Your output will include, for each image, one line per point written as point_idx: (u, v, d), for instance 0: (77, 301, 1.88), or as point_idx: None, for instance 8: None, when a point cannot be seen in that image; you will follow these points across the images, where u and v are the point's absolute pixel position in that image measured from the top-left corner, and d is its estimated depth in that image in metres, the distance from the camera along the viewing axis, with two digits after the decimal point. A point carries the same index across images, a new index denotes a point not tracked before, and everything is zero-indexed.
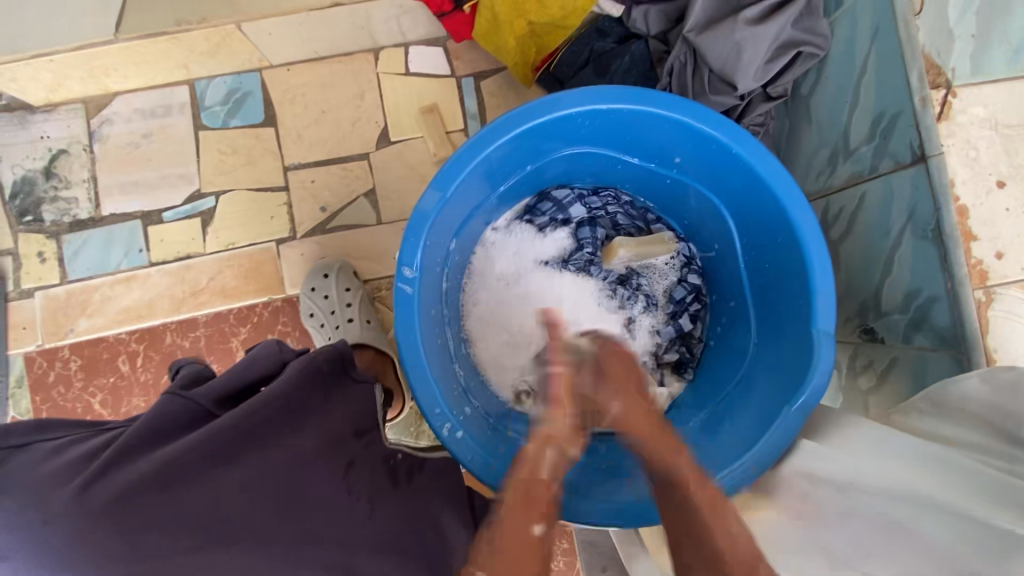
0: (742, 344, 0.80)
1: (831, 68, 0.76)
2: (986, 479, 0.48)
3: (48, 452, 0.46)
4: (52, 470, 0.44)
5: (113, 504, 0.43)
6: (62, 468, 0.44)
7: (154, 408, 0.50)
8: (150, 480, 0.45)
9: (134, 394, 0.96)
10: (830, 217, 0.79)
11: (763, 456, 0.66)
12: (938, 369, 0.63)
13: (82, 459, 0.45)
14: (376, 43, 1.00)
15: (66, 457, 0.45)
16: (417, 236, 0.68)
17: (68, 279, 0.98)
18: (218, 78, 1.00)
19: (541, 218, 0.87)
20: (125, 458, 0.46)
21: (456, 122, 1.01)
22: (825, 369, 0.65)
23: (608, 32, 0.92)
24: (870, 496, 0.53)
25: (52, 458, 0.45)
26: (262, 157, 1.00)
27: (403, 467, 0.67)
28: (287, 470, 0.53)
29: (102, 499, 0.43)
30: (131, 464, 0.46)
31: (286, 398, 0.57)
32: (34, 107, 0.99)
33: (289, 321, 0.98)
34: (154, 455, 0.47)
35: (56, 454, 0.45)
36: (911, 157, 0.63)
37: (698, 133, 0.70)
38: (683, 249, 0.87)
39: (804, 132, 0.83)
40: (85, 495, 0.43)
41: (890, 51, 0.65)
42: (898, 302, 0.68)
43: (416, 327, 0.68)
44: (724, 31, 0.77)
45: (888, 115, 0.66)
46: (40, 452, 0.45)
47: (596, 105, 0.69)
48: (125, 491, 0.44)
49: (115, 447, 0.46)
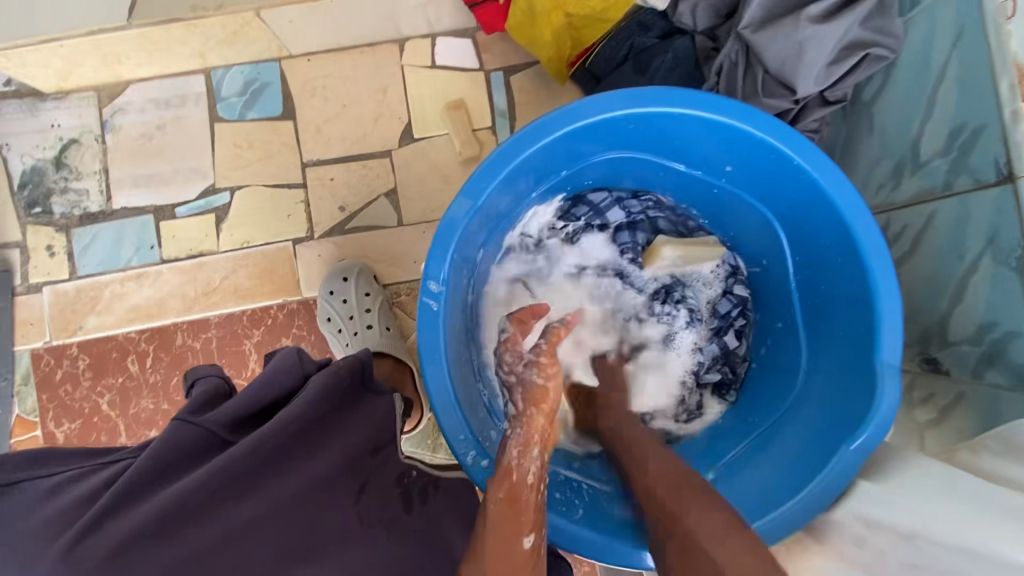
0: (791, 368, 0.74)
1: (900, 72, 0.69)
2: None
3: (41, 494, 0.40)
4: (45, 519, 0.39)
5: (112, 559, 0.39)
6: (57, 512, 0.39)
7: (155, 440, 0.45)
8: (150, 528, 0.41)
9: (143, 396, 0.92)
10: (890, 235, 0.72)
11: (822, 494, 0.61)
12: (1013, 410, 0.57)
13: (77, 502, 0.40)
14: (401, 33, 0.94)
15: (62, 499, 0.40)
16: (446, 247, 0.63)
17: (77, 275, 0.94)
18: (235, 67, 0.95)
19: (575, 223, 0.81)
20: (124, 502, 0.41)
21: (483, 119, 0.95)
22: (892, 403, 0.59)
23: (650, 26, 0.85)
24: (936, 548, 0.48)
25: (46, 500, 0.40)
26: (279, 152, 0.95)
27: (417, 487, 0.61)
28: (296, 503, 0.49)
29: (97, 556, 0.38)
30: (129, 509, 0.41)
31: (297, 420, 0.53)
32: (45, 94, 0.95)
33: (303, 325, 0.93)
34: (154, 498, 0.42)
35: (51, 496, 0.40)
36: (996, 175, 0.57)
37: (752, 141, 0.64)
38: (729, 258, 0.81)
39: (863, 142, 0.76)
40: (78, 551, 0.38)
41: (975, 57, 0.59)
42: (969, 333, 0.62)
43: (441, 345, 0.64)
44: (786, 28, 0.70)
45: (969, 128, 0.60)
46: (34, 494, 0.40)
47: (642, 108, 0.63)
48: (125, 543, 0.39)
49: (113, 489, 0.41)
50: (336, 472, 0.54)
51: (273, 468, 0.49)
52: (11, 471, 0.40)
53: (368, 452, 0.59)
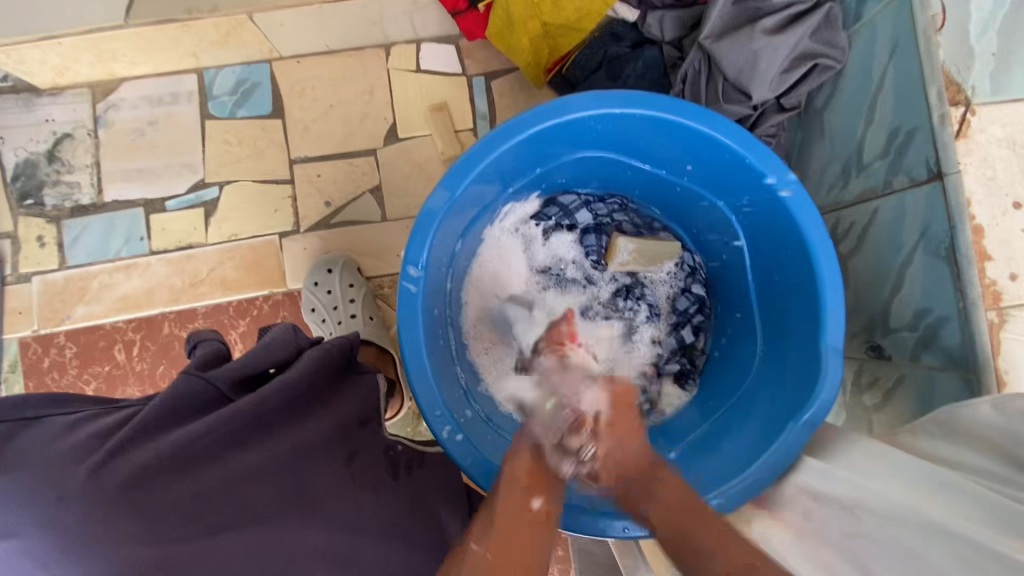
0: (748, 356, 0.79)
1: (847, 81, 0.76)
2: (992, 505, 0.45)
3: (63, 427, 0.44)
4: (68, 448, 0.43)
5: (129, 486, 0.43)
6: (79, 443, 0.43)
7: (169, 387, 0.49)
8: (165, 463, 0.45)
9: (129, 383, 0.94)
10: (840, 231, 0.78)
11: (769, 470, 0.65)
12: (945, 389, 0.62)
13: (96, 437, 0.44)
14: (387, 39, 0.99)
15: (83, 433, 0.44)
16: (424, 235, 0.67)
17: (67, 265, 0.97)
18: (227, 68, 0.99)
19: (546, 223, 0.86)
20: (142, 438, 0.45)
21: (465, 121, 1.00)
22: (833, 386, 0.64)
23: (622, 37, 0.91)
24: (872, 514, 0.52)
25: (68, 434, 0.44)
26: (268, 149, 0.99)
27: (404, 459, 0.65)
28: (295, 456, 0.53)
29: (118, 479, 0.42)
30: (146, 444, 0.45)
31: (298, 384, 0.57)
32: (40, 90, 0.98)
33: (289, 316, 0.96)
34: (168, 436, 0.46)
35: (71, 430, 0.44)
36: (927, 173, 0.62)
37: (709, 142, 0.69)
38: (688, 259, 0.87)
39: (817, 146, 0.82)
40: (101, 474, 0.42)
41: (909, 66, 0.64)
42: (907, 320, 0.67)
43: (420, 328, 0.67)
44: (742, 39, 0.77)
45: (904, 131, 0.65)
46: (56, 426, 0.44)
47: (608, 109, 0.68)
48: (143, 472, 0.43)
49: (132, 426, 0.45)
50: (330, 436, 0.57)
51: (274, 425, 0.53)
52: (34, 409, 0.45)
53: (357, 423, 0.62)
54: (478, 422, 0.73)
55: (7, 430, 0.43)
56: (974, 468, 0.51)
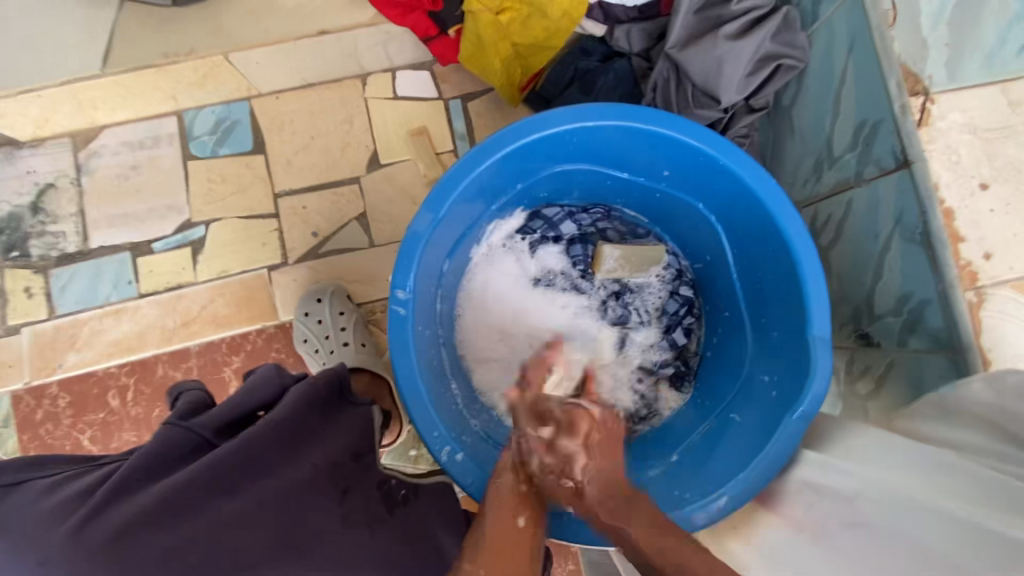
0: (738, 353, 0.80)
1: (810, 79, 0.78)
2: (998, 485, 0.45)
3: (43, 490, 0.45)
4: (48, 509, 0.43)
5: (111, 543, 0.42)
6: (59, 504, 0.43)
7: (152, 439, 0.50)
8: (148, 515, 0.45)
9: (125, 429, 0.94)
10: (819, 223, 0.80)
11: (773, 465, 0.65)
12: (933, 371, 0.63)
13: (76, 496, 0.45)
14: (364, 69, 1.01)
15: (63, 493, 0.45)
16: (410, 259, 0.68)
17: (56, 314, 0.96)
18: (206, 108, 1.00)
19: (532, 236, 0.88)
20: (120, 493, 0.45)
21: (445, 143, 1.01)
22: (824, 376, 0.64)
23: (592, 52, 0.94)
24: (873, 501, 0.53)
25: (49, 495, 0.44)
26: (251, 185, 1.00)
27: (400, 490, 0.66)
28: (286, 497, 0.53)
29: (100, 537, 0.42)
30: (129, 499, 0.45)
31: (279, 426, 0.57)
32: (21, 142, 0.99)
33: (282, 348, 0.96)
34: (149, 490, 0.47)
35: (51, 491, 0.45)
36: (895, 162, 0.64)
37: (684, 148, 0.71)
38: (673, 262, 0.89)
39: (788, 143, 0.84)
40: (81, 534, 0.42)
41: (866, 61, 0.67)
42: (891, 306, 0.68)
43: (411, 350, 0.68)
44: (705, 47, 0.80)
45: (869, 123, 0.67)
46: (37, 489, 0.45)
47: (584, 122, 0.69)
48: (124, 527, 0.43)
49: (112, 482, 0.46)
50: (323, 473, 0.58)
51: (262, 468, 0.53)
52: (15, 473, 0.45)
53: (350, 458, 0.63)
54: (479, 442, 0.73)
55: None
56: (971, 447, 0.52)
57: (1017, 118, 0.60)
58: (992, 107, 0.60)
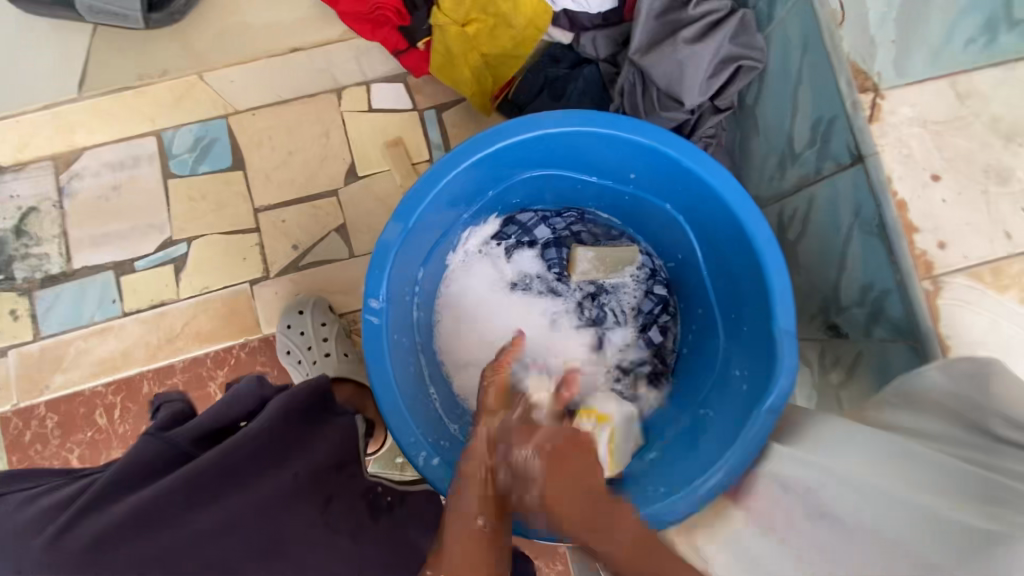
0: (713, 349, 0.82)
1: (770, 78, 0.80)
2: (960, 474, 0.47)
3: (22, 501, 0.47)
4: (28, 519, 0.45)
5: (87, 553, 0.44)
6: (38, 514, 0.46)
7: (130, 448, 0.51)
8: (124, 527, 0.46)
9: (113, 446, 0.95)
10: (785, 220, 0.81)
11: (743, 456, 0.66)
12: (898, 359, 0.64)
13: (54, 506, 0.46)
14: (338, 83, 1.03)
15: (41, 504, 0.47)
16: (382, 268, 0.69)
17: (41, 335, 0.97)
18: (185, 126, 1.01)
19: (507, 242, 0.90)
20: (99, 504, 0.47)
21: (422, 153, 1.03)
22: (789, 369, 0.66)
23: (560, 59, 0.97)
24: (837, 489, 0.54)
25: (29, 504, 0.47)
26: (231, 201, 1.01)
27: (383, 499, 0.67)
28: (265, 506, 0.54)
29: (76, 548, 0.44)
30: (106, 509, 0.47)
31: (261, 437, 0.58)
32: (3, 167, 1.00)
33: (266, 360, 0.98)
34: (127, 500, 0.48)
35: (30, 502, 0.47)
36: (850, 157, 0.66)
37: (644, 150, 0.73)
38: (647, 262, 0.90)
39: (754, 142, 0.86)
40: (58, 543, 0.44)
41: (819, 59, 0.68)
42: (856, 297, 0.70)
43: (386, 358, 0.69)
44: (667, 51, 0.82)
45: (825, 121, 0.69)
46: (15, 500, 0.47)
47: (545, 130, 0.71)
48: (100, 538, 0.45)
49: (90, 493, 0.47)
50: (305, 483, 0.59)
51: (241, 479, 0.54)
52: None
53: (332, 469, 0.64)
54: (458, 447, 0.74)
55: None
56: (932, 435, 0.53)
57: (965, 111, 0.62)
58: (940, 100, 0.62)
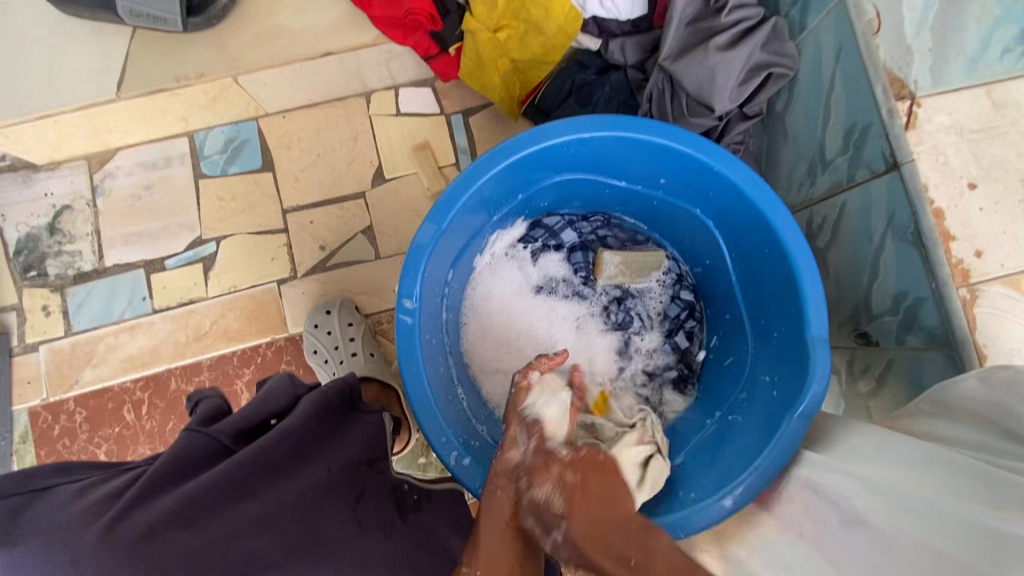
0: (740, 353, 0.81)
1: (801, 85, 0.80)
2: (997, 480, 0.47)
3: (70, 494, 0.45)
4: (80, 509, 0.44)
5: (141, 541, 0.43)
6: (88, 506, 0.44)
7: (175, 442, 0.51)
8: (174, 518, 0.46)
9: (140, 442, 0.96)
10: (815, 226, 0.81)
11: (772, 463, 0.66)
12: (932, 368, 0.64)
13: (105, 497, 0.45)
14: (367, 86, 1.04)
15: (93, 495, 0.45)
16: (416, 268, 0.70)
17: (73, 331, 0.99)
18: (217, 128, 1.04)
19: (533, 246, 0.90)
20: (152, 493, 0.46)
21: (448, 157, 1.04)
22: (823, 375, 0.65)
23: (588, 65, 0.96)
24: (874, 499, 0.54)
25: (78, 497, 0.45)
26: (260, 202, 1.02)
27: (411, 496, 0.68)
28: (301, 501, 0.55)
29: (130, 537, 0.43)
30: (156, 500, 0.46)
31: (296, 433, 0.59)
32: (38, 165, 1.02)
33: (292, 359, 0.99)
34: (174, 492, 0.47)
35: (81, 493, 0.45)
36: (885, 165, 0.66)
37: (676, 156, 0.73)
38: (673, 267, 0.91)
39: (782, 148, 0.86)
40: (112, 533, 0.43)
41: (855, 67, 0.69)
42: (888, 304, 0.69)
43: (418, 357, 0.70)
44: (697, 58, 0.83)
45: (859, 128, 0.69)
46: (64, 494, 0.45)
47: (580, 134, 0.72)
48: (153, 528, 0.44)
49: (140, 483, 0.46)
50: (335, 479, 0.60)
51: (279, 473, 0.55)
52: (39, 477, 0.45)
53: (360, 466, 0.65)
54: (487, 448, 0.75)
55: (16, 503, 0.43)
56: (968, 443, 0.53)
57: (1002, 120, 0.62)
58: (979, 109, 0.62)
